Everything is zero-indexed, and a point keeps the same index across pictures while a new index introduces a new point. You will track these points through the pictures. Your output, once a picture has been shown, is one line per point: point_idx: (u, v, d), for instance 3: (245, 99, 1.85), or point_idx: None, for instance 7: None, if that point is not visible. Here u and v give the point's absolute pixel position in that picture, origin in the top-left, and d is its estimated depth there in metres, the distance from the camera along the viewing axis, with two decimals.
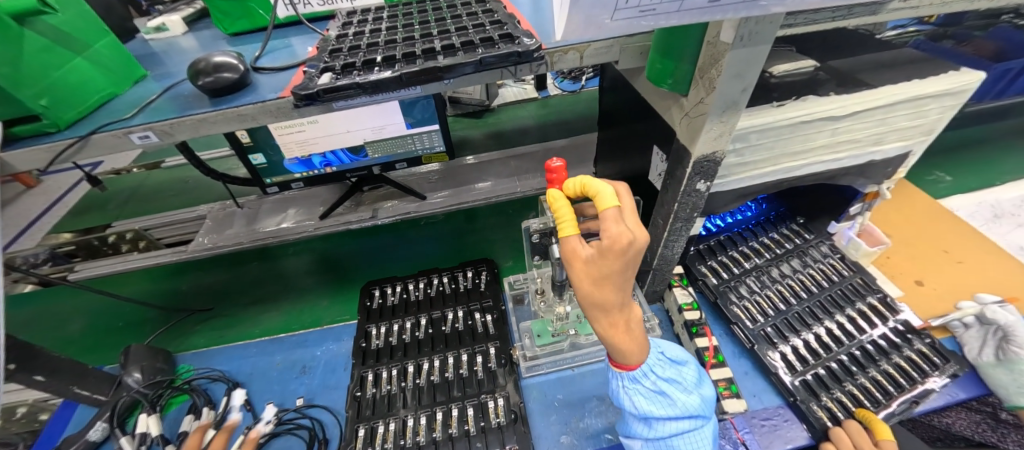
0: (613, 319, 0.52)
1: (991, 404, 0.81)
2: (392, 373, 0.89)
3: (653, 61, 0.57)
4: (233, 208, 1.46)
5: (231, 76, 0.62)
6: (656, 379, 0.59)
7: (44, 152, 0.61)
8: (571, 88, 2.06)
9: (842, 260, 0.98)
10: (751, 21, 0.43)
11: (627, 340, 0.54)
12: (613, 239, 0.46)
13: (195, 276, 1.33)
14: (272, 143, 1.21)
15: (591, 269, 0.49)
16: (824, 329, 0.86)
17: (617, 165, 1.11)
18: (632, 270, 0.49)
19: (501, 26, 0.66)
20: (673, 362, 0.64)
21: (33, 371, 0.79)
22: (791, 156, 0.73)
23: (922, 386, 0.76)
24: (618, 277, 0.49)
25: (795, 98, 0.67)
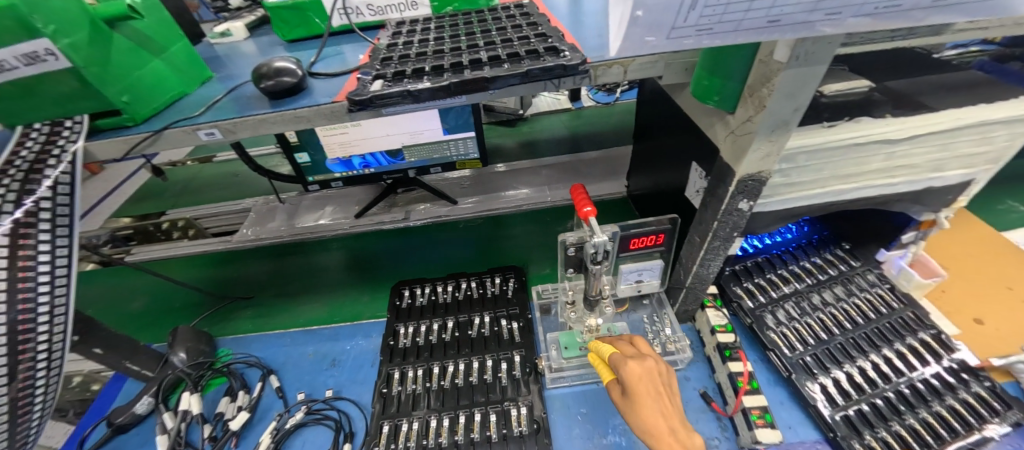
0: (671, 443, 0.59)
1: None
2: (417, 372, 0.90)
3: (700, 77, 0.56)
4: (276, 203, 1.53)
5: (290, 80, 0.66)
6: None
7: (122, 143, 0.67)
8: (606, 99, 2.06)
9: (891, 291, 0.93)
10: (808, 40, 0.42)
11: None
12: (633, 368, 0.64)
13: (236, 265, 1.40)
14: (316, 143, 1.27)
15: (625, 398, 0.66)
16: (869, 363, 0.81)
17: (652, 179, 1.10)
18: (663, 398, 0.63)
19: (546, 39, 0.68)
20: None
21: (92, 344, 0.86)
22: (840, 178, 0.70)
23: (981, 433, 0.70)
24: (655, 402, 0.63)
25: (848, 119, 0.65)
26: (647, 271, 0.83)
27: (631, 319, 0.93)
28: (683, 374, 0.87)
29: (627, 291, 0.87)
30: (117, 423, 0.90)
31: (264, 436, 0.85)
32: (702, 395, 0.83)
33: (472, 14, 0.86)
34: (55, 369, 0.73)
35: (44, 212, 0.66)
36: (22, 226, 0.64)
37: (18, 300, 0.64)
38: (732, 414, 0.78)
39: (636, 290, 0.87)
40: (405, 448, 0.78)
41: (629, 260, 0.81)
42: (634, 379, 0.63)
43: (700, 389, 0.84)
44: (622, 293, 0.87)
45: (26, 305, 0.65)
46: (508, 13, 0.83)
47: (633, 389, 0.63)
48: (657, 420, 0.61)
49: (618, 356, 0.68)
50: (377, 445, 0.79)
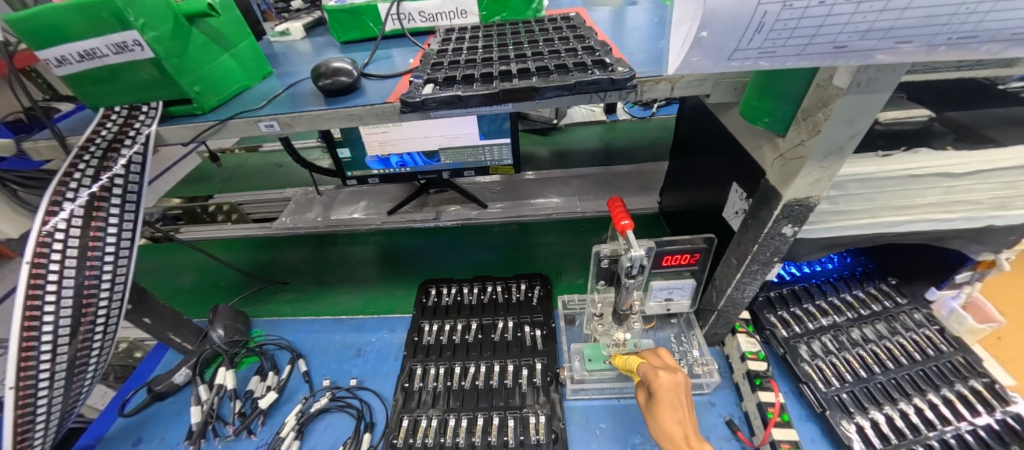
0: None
1: None
2: (439, 371, 0.92)
3: (750, 97, 0.56)
4: (314, 194, 1.60)
5: (346, 80, 0.70)
6: None
7: (189, 130, 0.72)
8: (642, 114, 2.04)
9: (940, 333, 0.87)
10: (872, 67, 0.41)
11: None
12: (662, 378, 0.64)
13: (274, 251, 1.47)
14: (358, 140, 1.31)
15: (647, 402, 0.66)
16: (912, 407, 0.77)
17: (686, 197, 1.08)
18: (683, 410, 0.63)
19: (593, 52, 0.69)
20: None
21: (142, 313, 0.91)
22: (892, 210, 0.68)
23: None
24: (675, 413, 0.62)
25: (905, 150, 0.63)
26: (678, 290, 0.82)
27: (658, 337, 0.92)
28: (709, 399, 0.84)
29: (656, 308, 0.85)
30: (157, 391, 0.96)
31: (289, 417, 0.88)
32: (728, 423, 0.80)
33: (520, 25, 0.88)
34: (111, 334, 0.78)
35: (116, 188, 0.72)
36: (97, 199, 0.70)
37: (87, 267, 0.69)
38: (760, 445, 0.75)
39: (665, 308, 0.86)
40: (423, 443, 0.79)
41: (659, 277, 0.80)
42: (662, 387, 0.64)
43: (726, 416, 0.82)
44: (650, 311, 0.86)
45: (93, 272, 0.70)
46: (554, 25, 0.85)
47: (659, 397, 0.63)
48: (676, 429, 0.61)
49: (649, 365, 0.68)
50: (396, 437, 0.81)
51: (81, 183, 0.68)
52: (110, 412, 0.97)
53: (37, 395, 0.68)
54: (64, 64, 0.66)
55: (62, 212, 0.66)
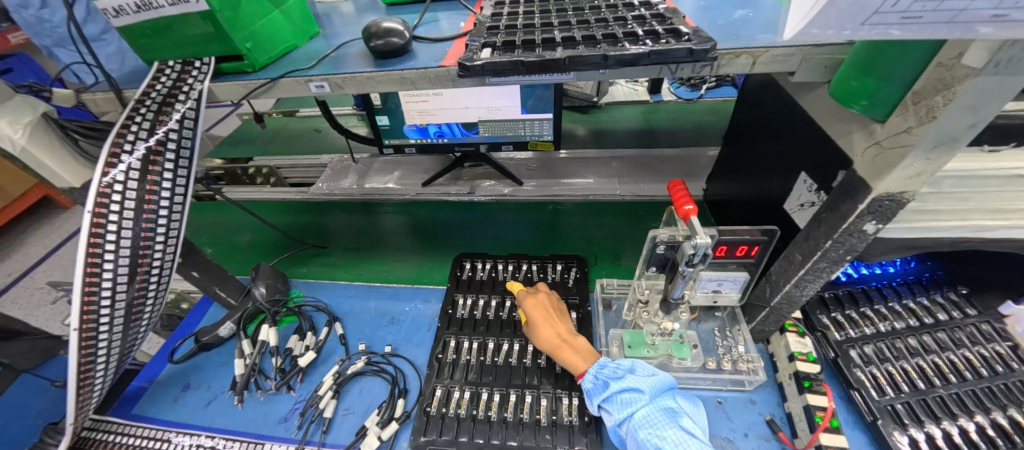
0: (555, 342, 0.79)
1: None
2: (472, 345, 0.92)
3: (848, 77, 0.50)
4: (350, 162, 1.60)
5: (398, 42, 0.67)
6: (646, 406, 0.66)
7: (241, 87, 0.72)
8: (688, 95, 1.93)
9: (1012, 349, 0.80)
10: (1019, 44, 0.35)
11: (571, 354, 0.76)
12: (529, 300, 0.87)
13: (312, 215, 1.50)
14: (398, 109, 1.29)
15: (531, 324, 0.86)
16: (975, 425, 0.71)
17: (739, 185, 1.02)
18: (558, 319, 0.83)
19: (664, 20, 0.63)
20: (671, 412, 0.66)
21: (191, 267, 0.94)
22: (988, 213, 0.61)
23: None
24: (550, 320, 0.83)
25: (1014, 145, 0.56)
26: (728, 282, 0.78)
27: (700, 329, 0.88)
28: (750, 396, 0.82)
29: (702, 299, 0.82)
30: (204, 341, 1.00)
31: (327, 377, 0.91)
32: (769, 422, 0.77)
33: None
34: (164, 284, 0.81)
35: (170, 143, 0.72)
36: (152, 154, 0.70)
37: (144, 219, 0.71)
38: (804, 449, 0.72)
39: (711, 300, 0.82)
40: (455, 414, 0.81)
41: (709, 268, 0.76)
42: (530, 303, 0.86)
43: (767, 415, 0.79)
44: (695, 301, 0.83)
45: (149, 224, 0.72)
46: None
47: (529, 314, 0.85)
48: (546, 329, 0.81)
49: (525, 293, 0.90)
50: (429, 406, 0.82)
51: (138, 136, 0.69)
52: (160, 358, 1.03)
53: (98, 336, 0.72)
54: (121, 15, 0.66)
55: (121, 165, 0.67)
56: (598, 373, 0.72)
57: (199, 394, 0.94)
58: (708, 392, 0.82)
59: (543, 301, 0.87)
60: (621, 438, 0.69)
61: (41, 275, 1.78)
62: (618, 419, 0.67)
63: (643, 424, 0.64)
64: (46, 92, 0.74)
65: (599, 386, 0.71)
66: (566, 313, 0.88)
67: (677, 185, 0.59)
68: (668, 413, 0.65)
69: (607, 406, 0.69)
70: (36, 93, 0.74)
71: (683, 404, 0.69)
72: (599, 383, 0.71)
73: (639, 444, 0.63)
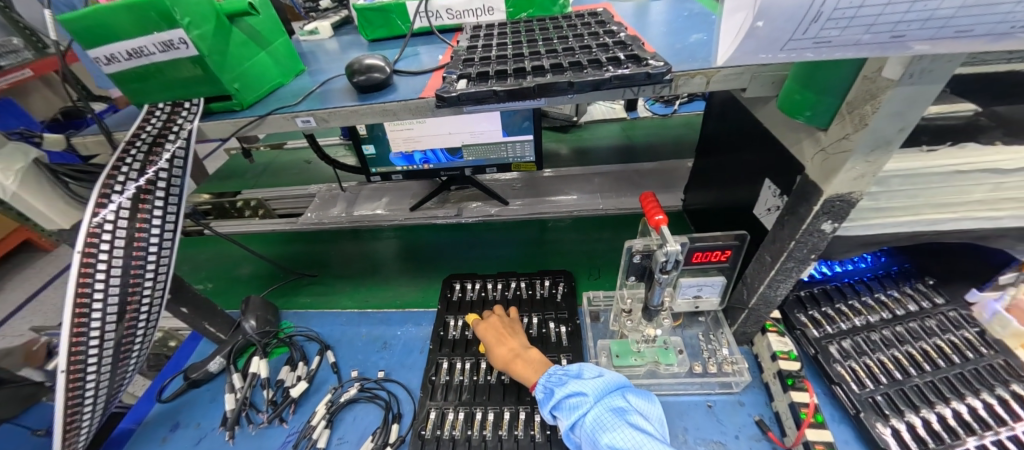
0: (506, 359, 0.83)
1: None
2: (465, 365, 0.93)
3: (792, 91, 0.55)
4: (338, 191, 1.63)
5: (380, 76, 0.71)
6: (593, 408, 0.67)
7: (230, 125, 0.75)
8: (663, 111, 2.02)
9: (980, 335, 0.84)
10: (926, 58, 0.40)
11: (522, 367, 0.80)
12: (481, 325, 0.91)
13: (302, 246, 1.52)
14: (383, 137, 1.33)
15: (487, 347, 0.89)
16: (951, 410, 0.74)
17: (713, 194, 1.07)
18: (509, 336, 0.87)
19: (626, 47, 0.68)
20: (619, 410, 0.67)
21: (180, 303, 0.95)
22: (937, 207, 0.65)
23: None
24: (501, 340, 0.87)
25: (950, 144, 0.61)
26: (707, 287, 0.81)
27: (685, 335, 0.91)
28: (738, 399, 0.83)
29: (684, 305, 0.85)
30: (193, 378, 0.99)
31: (319, 407, 0.90)
32: (758, 423, 0.79)
33: (547, 20, 0.89)
34: (153, 320, 0.82)
35: (161, 181, 0.74)
36: (143, 193, 0.72)
37: (134, 256, 0.72)
38: (792, 446, 0.74)
39: (693, 305, 0.85)
40: (450, 435, 0.81)
41: (688, 274, 0.79)
42: (483, 327, 0.90)
43: (756, 415, 0.81)
44: (678, 308, 0.86)
45: (138, 261, 0.73)
46: (581, 21, 0.85)
47: (483, 338, 0.89)
48: (498, 349, 0.85)
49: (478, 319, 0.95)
50: (424, 429, 0.82)
51: (128, 176, 0.71)
52: (148, 398, 1.01)
53: (86, 378, 0.72)
54: (112, 63, 0.69)
55: (111, 204, 0.69)
56: (546, 382, 0.75)
57: (189, 433, 0.93)
58: (698, 397, 0.84)
59: (492, 323, 0.91)
60: (577, 445, 0.69)
61: (21, 322, 1.74)
62: (569, 425, 0.68)
63: (595, 427, 0.65)
64: (36, 138, 0.76)
65: (547, 395, 0.73)
66: (520, 329, 0.92)
67: (649, 195, 0.63)
68: (616, 411, 0.67)
69: (558, 413, 0.71)
70: (25, 139, 0.76)
71: (634, 402, 0.70)
72: (548, 392, 0.73)
73: (595, 447, 0.64)
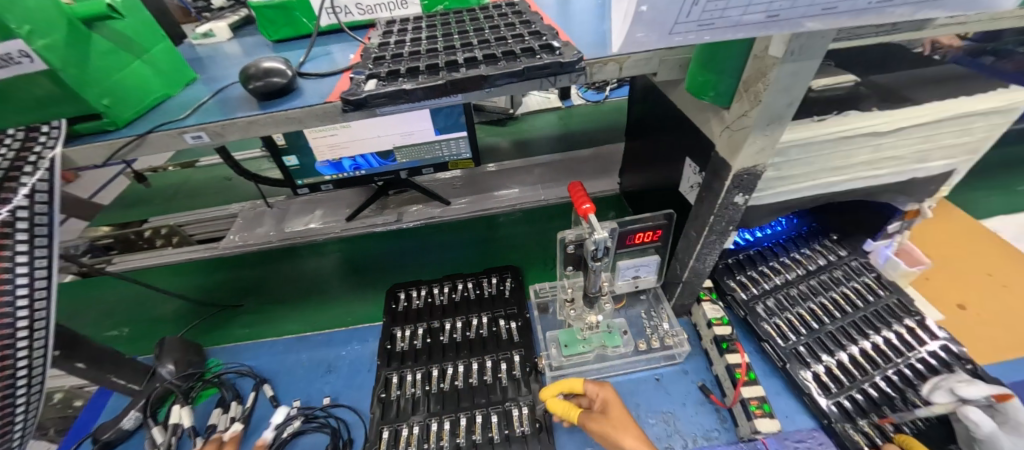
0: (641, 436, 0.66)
1: None
2: (416, 376, 0.90)
3: (695, 73, 0.57)
4: (263, 207, 1.50)
5: (281, 81, 0.64)
6: None
7: (104, 149, 0.65)
8: (595, 98, 2.07)
9: (877, 279, 0.94)
10: (803, 35, 0.43)
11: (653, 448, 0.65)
12: (607, 391, 0.74)
13: (227, 272, 1.39)
14: (305, 146, 1.24)
15: (602, 418, 0.70)
16: (859, 350, 0.83)
17: (644, 176, 1.11)
18: None
19: (541, 37, 0.68)
20: None
21: (75, 358, 0.82)
22: (831, 171, 0.72)
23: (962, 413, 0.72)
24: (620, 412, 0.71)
25: (837, 113, 0.66)
26: (643, 267, 0.84)
27: (629, 315, 0.94)
28: (682, 368, 0.88)
29: (625, 287, 0.87)
30: (104, 440, 0.87)
31: None
32: (701, 388, 0.84)
33: (463, 13, 0.86)
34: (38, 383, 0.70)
35: (21, 222, 0.63)
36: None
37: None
38: (731, 405, 0.79)
39: (633, 285, 0.88)
40: None
41: (626, 256, 0.82)
42: (614, 393, 0.73)
43: (698, 382, 0.85)
44: (620, 290, 0.88)
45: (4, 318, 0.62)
46: (498, 11, 0.83)
47: (613, 405, 0.71)
48: (628, 432, 0.66)
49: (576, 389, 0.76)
50: None
51: None
52: None
53: None
54: None
55: None
56: None
57: None
58: (646, 372, 0.87)
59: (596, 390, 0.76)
60: None
61: None
62: None
63: None
64: None
65: None
66: None
67: (575, 184, 0.63)
68: None
69: None
70: None
71: None
72: None
73: None
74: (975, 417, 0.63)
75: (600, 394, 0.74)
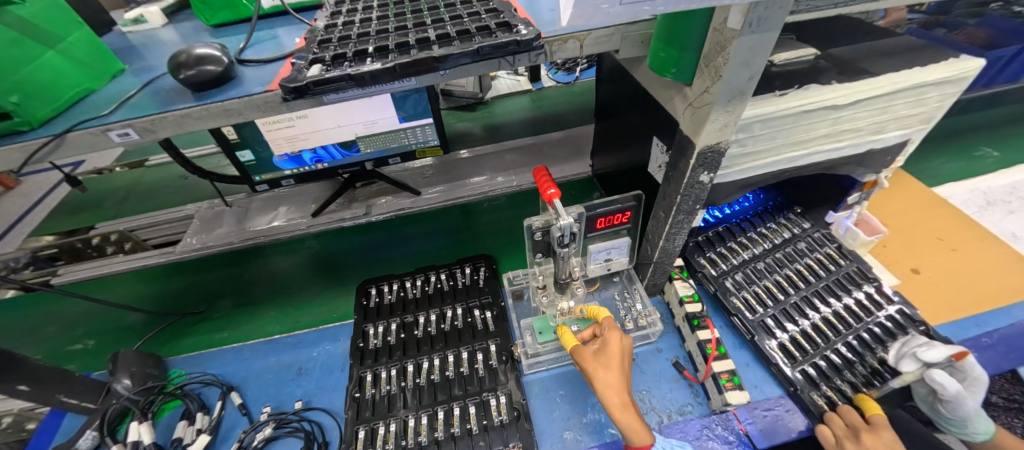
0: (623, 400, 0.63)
1: (996, 408, 0.92)
2: (391, 373, 0.88)
3: (657, 49, 0.55)
4: (221, 206, 1.41)
5: (215, 69, 0.59)
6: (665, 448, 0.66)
7: (17, 152, 0.58)
8: (565, 79, 2.04)
9: (838, 248, 0.97)
10: (761, 5, 0.41)
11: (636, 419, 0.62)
12: (614, 338, 0.69)
13: (187, 277, 1.32)
14: (260, 139, 1.17)
15: (594, 358, 0.67)
16: (820, 317, 0.86)
17: (614, 157, 1.10)
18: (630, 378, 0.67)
19: (498, 15, 0.64)
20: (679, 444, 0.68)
21: (16, 381, 0.76)
22: (793, 146, 0.72)
23: None
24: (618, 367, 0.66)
25: (797, 87, 0.66)
26: (615, 249, 0.83)
27: (603, 298, 0.94)
28: (656, 346, 0.89)
29: (597, 270, 0.87)
30: None
31: None
32: (674, 364, 0.85)
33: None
34: None
35: None
36: None
37: None
38: (703, 379, 0.80)
39: (606, 268, 0.87)
40: None
41: (598, 240, 0.81)
42: (619, 341, 0.68)
43: (672, 358, 0.87)
44: (592, 273, 0.87)
45: None
46: None
47: (611, 352, 0.67)
48: (613, 391, 0.64)
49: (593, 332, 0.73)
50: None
51: None
52: None
53: None
54: None
55: None
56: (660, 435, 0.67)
57: None
58: None
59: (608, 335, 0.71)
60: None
61: None
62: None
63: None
64: None
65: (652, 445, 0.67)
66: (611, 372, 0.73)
67: (540, 169, 0.61)
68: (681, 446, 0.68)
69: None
70: None
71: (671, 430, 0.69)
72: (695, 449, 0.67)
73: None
74: (940, 379, 0.65)
75: (608, 334, 0.70)
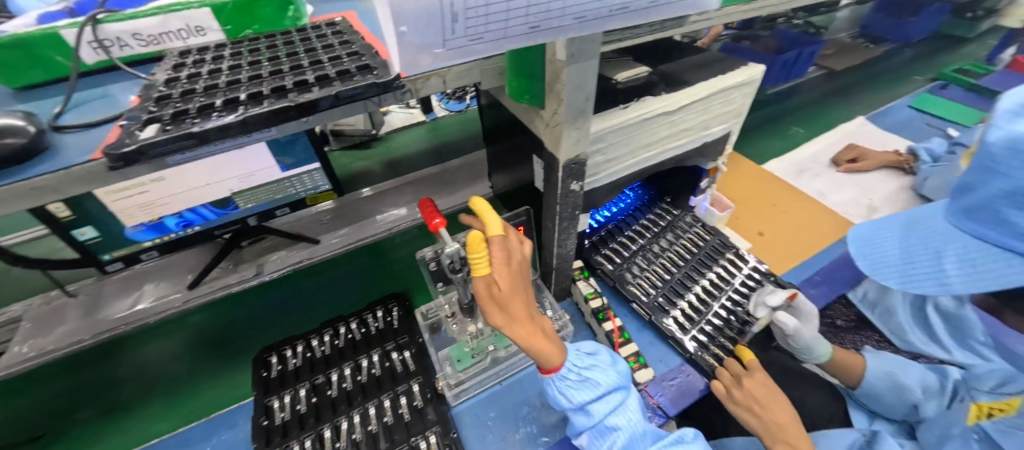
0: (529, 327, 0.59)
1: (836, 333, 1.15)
2: (306, 444, 0.79)
3: (511, 80, 0.61)
4: (62, 298, 1.16)
5: (15, 142, 0.50)
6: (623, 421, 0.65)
7: None
8: (457, 108, 2.10)
9: (703, 227, 1.14)
10: (576, 40, 0.48)
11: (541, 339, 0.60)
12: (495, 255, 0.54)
13: (20, 395, 1.05)
14: (105, 212, 1.00)
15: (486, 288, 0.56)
16: (699, 288, 0.99)
17: (507, 176, 1.16)
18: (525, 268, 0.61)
19: (359, 57, 0.65)
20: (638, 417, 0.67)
21: None
22: (645, 148, 0.84)
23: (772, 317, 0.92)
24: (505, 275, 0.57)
25: (636, 100, 0.77)
26: None
27: None
28: None
29: None
30: None
31: None
32: None
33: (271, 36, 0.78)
34: None
35: None
36: None
37: None
38: None
39: None
40: None
41: None
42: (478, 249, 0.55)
43: None
44: None
45: None
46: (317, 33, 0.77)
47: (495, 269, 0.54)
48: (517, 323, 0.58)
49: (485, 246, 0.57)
50: None
51: None
52: None
53: None
54: None
55: None
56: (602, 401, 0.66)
57: None
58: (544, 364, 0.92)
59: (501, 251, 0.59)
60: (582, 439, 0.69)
61: None
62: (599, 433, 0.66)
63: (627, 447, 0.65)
64: None
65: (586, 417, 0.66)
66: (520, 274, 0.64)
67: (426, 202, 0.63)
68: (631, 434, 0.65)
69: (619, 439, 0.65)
70: None
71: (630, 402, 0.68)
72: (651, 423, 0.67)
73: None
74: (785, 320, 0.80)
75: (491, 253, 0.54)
